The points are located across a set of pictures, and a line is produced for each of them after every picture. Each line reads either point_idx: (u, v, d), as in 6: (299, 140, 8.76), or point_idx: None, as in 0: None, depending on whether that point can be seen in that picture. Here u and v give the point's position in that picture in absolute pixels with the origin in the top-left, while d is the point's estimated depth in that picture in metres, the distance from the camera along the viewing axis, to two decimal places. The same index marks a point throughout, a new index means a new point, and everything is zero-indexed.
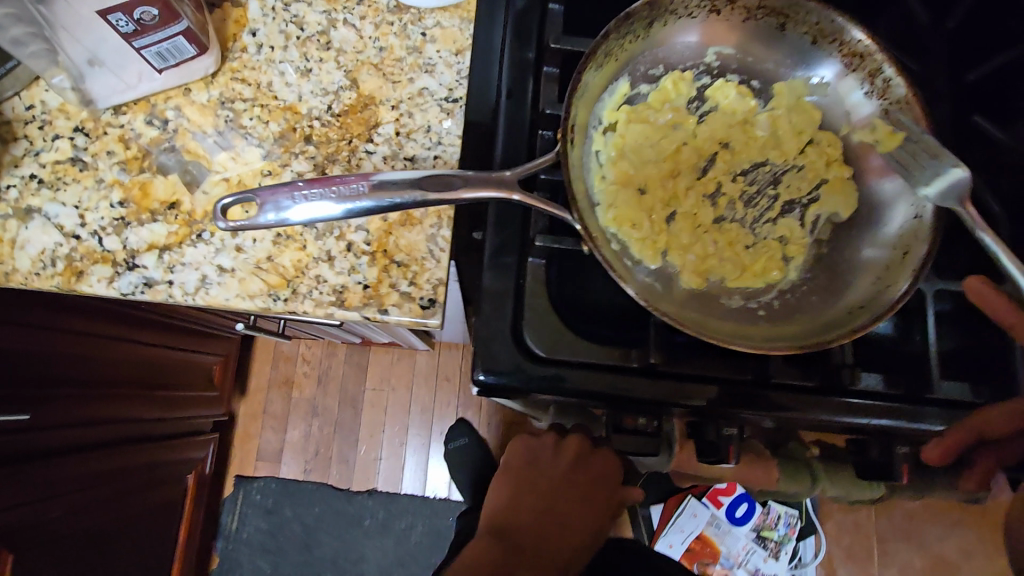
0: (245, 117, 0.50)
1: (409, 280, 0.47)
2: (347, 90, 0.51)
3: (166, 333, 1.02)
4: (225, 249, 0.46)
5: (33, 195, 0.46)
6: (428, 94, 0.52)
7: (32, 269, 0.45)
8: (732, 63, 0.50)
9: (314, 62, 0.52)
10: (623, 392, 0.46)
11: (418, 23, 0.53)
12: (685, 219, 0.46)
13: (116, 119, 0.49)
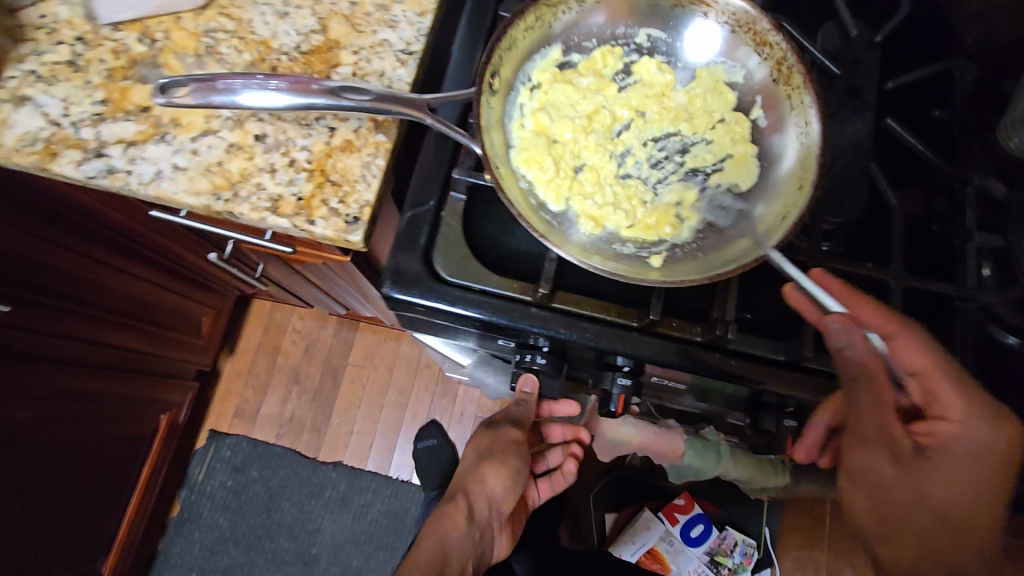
0: (223, 46, 0.56)
1: (339, 199, 0.52)
2: (317, 34, 0.57)
3: (166, 277, 1.09)
4: (182, 150, 0.52)
5: (30, 86, 0.53)
6: (388, 45, 0.57)
7: (15, 146, 0.52)
8: (660, 46, 0.54)
9: (292, 8, 0.58)
10: (516, 320, 0.50)
11: None
12: (592, 171, 0.50)
13: (112, 34, 0.56)
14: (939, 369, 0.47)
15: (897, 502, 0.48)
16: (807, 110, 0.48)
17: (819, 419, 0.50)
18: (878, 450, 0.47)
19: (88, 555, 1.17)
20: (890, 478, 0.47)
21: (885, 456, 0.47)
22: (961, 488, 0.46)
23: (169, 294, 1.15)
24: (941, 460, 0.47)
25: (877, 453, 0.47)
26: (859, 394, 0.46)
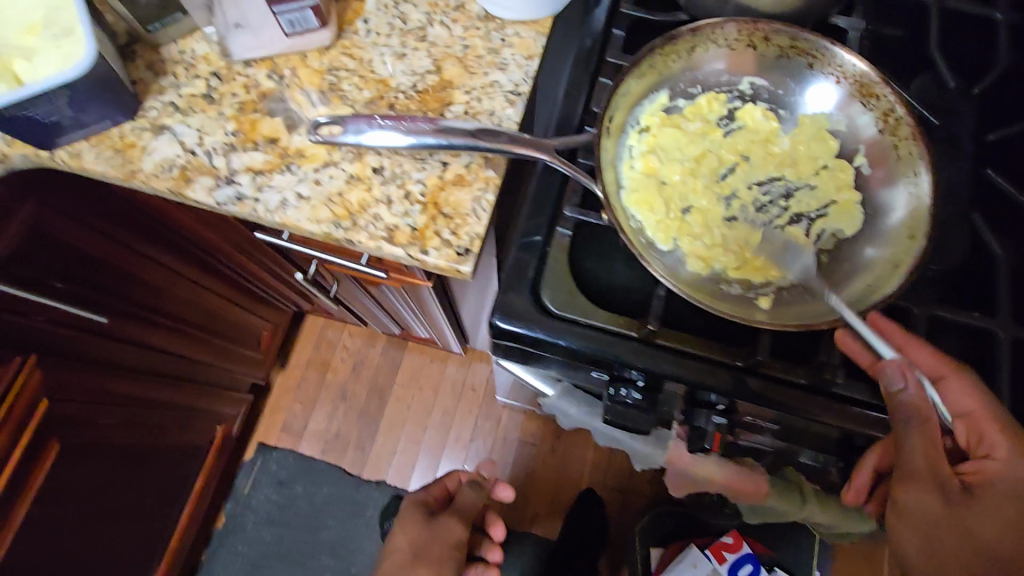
0: (345, 83, 0.60)
1: (451, 231, 0.55)
2: (432, 74, 0.61)
3: (235, 290, 1.13)
4: (306, 180, 0.56)
5: (168, 116, 0.57)
6: (498, 86, 0.60)
7: (153, 171, 0.55)
8: (762, 93, 0.56)
9: (409, 49, 0.61)
10: (624, 355, 0.51)
11: (499, 30, 0.63)
12: (699, 212, 0.51)
13: (245, 70, 0.60)
14: (988, 413, 0.47)
15: (948, 539, 0.46)
16: (916, 161, 0.50)
17: (869, 462, 0.52)
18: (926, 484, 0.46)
19: (146, 562, 1.19)
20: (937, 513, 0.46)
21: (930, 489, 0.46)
22: (1017, 533, 0.45)
23: (235, 308, 1.18)
24: (986, 498, 0.46)
25: (922, 488, 0.46)
26: (909, 432, 0.46)
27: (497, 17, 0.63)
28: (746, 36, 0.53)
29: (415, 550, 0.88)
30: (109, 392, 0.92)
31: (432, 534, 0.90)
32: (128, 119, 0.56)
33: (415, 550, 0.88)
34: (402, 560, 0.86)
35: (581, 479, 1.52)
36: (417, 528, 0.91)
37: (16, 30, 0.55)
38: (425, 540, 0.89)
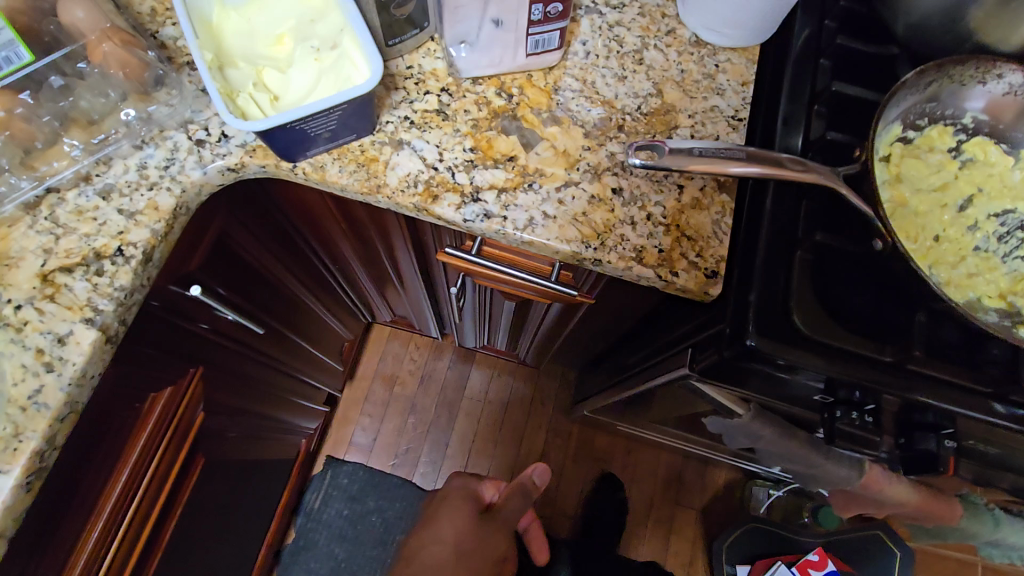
0: (573, 103, 0.60)
1: (697, 253, 0.55)
2: (654, 97, 0.62)
3: (330, 300, 1.12)
4: (549, 199, 0.56)
5: (405, 131, 0.57)
6: (718, 111, 0.62)
7: (399, 186, 0.55)
8: (985, 128, 0.58)
9: (630, 72, 0.63)
10: (879, 379, 0.52)
11: (713, 56, 0.64)
12: (949, 241, 0.53)
13: (473, 87, 0.60)
14: None
15: None
16: None
17: None
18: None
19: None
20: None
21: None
22: None
23: (328, 320, 1.17)
24: None
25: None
26: None
27: (709, 42, 0.65)
28: (983, 73, 0.55)
29: (458, 553, 0.86)
30: (244, 403, 0.90)
31: (475, 542, 0.88)
32: (370, 133, 0.56)
33: (457, 555, 0.86)
34: (444, 563, 0.85)
35: (653, 496, 1.52)
36: (461, 522, 0.89)
37: (265, 42, 0.54)
38: (469, 545, 0.87)
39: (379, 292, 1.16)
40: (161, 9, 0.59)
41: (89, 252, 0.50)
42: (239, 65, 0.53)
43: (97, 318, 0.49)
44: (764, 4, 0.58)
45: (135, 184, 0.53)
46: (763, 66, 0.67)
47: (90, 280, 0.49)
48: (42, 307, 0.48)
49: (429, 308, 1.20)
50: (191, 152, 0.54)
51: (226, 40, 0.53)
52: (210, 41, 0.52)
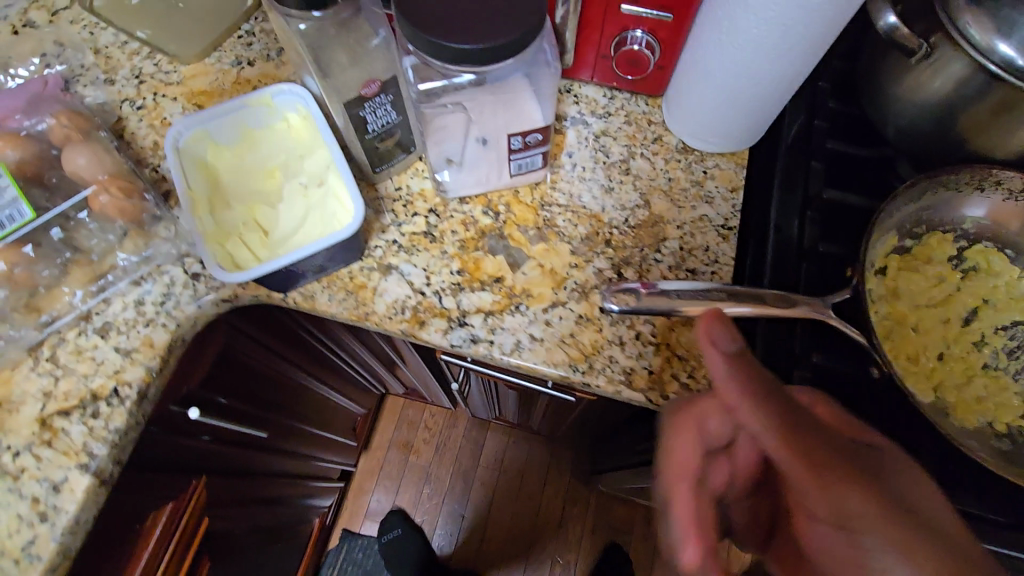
0: (560, 219, 0.61)
1: (687, 373, 0.54)
2: (641, 208, 0.62)
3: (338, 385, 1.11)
4: (536, 321, 0.56)
5: (393, 255, 0.58)
6: (708, 220, 0.61)
7: (386, 313, 0.56)
8: (987, 232, 0.56)
9: (616, 183, 0.63)
10: None
11: (701, 162, 0.65)
12: (954, 361, 0.51)
13: (460, 206, 0.61)
14: None
15: None
16: None
17: None
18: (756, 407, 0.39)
19: None
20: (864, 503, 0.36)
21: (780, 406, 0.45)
22: None
23: (335, 405, 1.16)
24: None
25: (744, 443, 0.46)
26: None
27: (696, 148, 0.65)
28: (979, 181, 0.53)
29: None
30: (251, 496, 0.90)
31: None
32: (357, 259, 0.57)
33: None
34: None
35: None
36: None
37: (255, 178, 0.56)
38: None
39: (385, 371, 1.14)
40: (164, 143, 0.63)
41: (86, 394, 0.52)
42: (230, 202, 0.55)
43: (92, 463, 0.50)
44: (743, 111, 0.58)
45: (132, 321, 0.54)
46: (761, 157, 0.66)
47: (87, 423, 0.51)
48: (40, 454, 0.50)
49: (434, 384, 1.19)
50: (187, 286, 0.56)
51: (218, 179, 0.56)
52: (203, 182, 0.55)
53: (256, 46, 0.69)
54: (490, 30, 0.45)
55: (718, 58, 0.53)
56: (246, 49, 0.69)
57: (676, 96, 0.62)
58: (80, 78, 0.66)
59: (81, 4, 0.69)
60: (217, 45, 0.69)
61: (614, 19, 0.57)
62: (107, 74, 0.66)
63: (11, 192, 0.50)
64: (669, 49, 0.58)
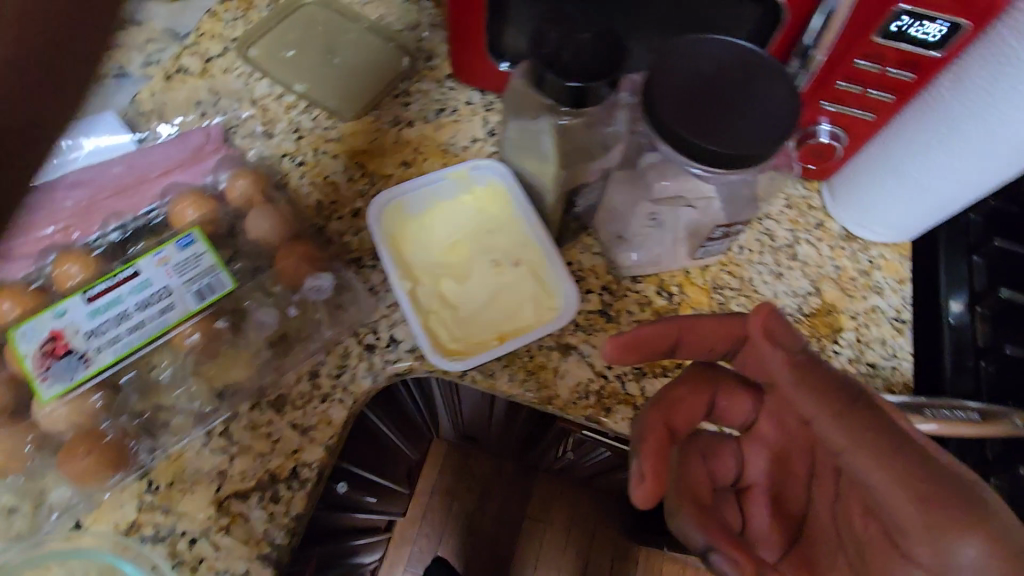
0: (733, 303, 0.60)
1: None
2: (813, 295, 0.61)
3: (414, 449, 1.08)
4: None
5: (571, 334, 0.56)
6: (881, 311, 0.61)
7: (570, 397, 0.54)
8: None
9: (785, 268, 0.62)
10: None
11: (866, 251, 0.64)
12: None
13: (634, 284, 0.60)
14: None
15: None
16: None
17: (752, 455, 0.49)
18: (814, 405, 0.39)
19: None
20: (914, 511, 0.35)
21: (771, 462, 0.49)
22: None
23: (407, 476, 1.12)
24: None
25: (758, 483, 0.49)
26: None
27: (861, 237, 0.64)
28: None
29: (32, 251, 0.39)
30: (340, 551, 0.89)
31: None
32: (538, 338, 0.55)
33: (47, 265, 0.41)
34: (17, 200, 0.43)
35: None
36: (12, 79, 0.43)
37: (441, 250, 0.54)
38: None
39: (461, 438, 1.13)
40: (328, 202, 0.61)
41: (265, 475, 0.49)
42: (420, 277, 0.53)
43: (273, 554, 0.46)
44: (927, 211, 0.57)
45: (308, 395, 0.51)
46: (922, 249, 0.65)
47: (267, 508, 0.48)
48: (218, 541, 0.46)
49: (506, 455, 1.17)
50: (362, 358, 0.54)
51: (405, 249, 0.54)
52: (392, 252, 0.53)
53: (414, 106, 0.68)
54: (751, 134, 0.42)
55: (931, 164, 0.52)
56: (404, 109, 0.68)
57: (846, 189, 0.62)
58: (239, 130, 0.64)
59: (237, 53, 0.68)
60: (375, 103, 0.67)
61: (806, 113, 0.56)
62: (265, 126, 0.65)
63: (208, 258, 0.50)
64: (857, 142, 0.58)
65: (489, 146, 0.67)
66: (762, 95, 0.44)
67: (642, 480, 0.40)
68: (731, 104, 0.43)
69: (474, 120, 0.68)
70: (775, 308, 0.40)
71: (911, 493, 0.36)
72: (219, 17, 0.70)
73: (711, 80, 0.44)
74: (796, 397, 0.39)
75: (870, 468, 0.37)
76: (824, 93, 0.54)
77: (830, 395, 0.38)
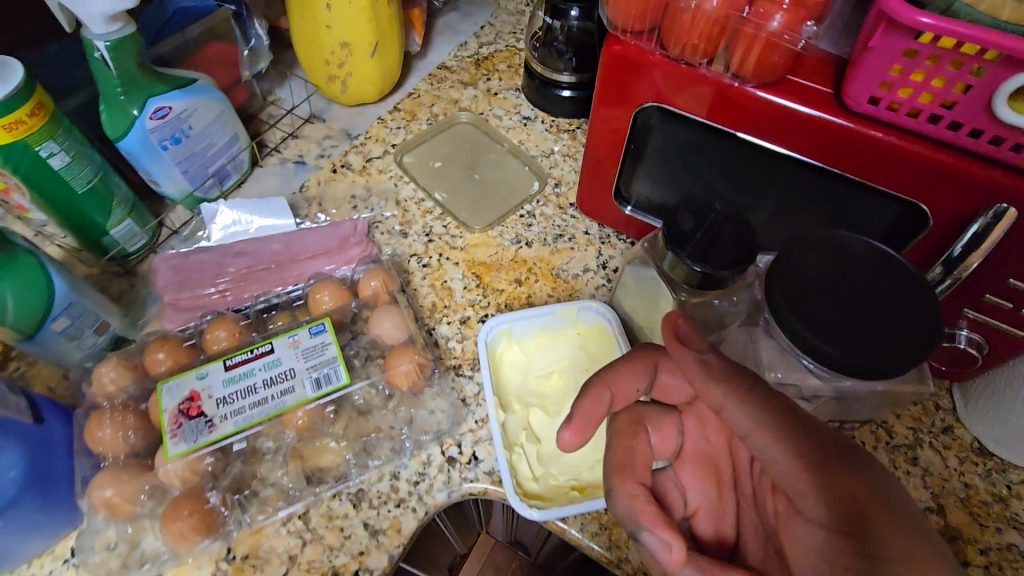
0: None
1: None
2: (933, 512, 0.56)
3: (462, 543, 1.02)
4: None
5: None
6: (1019, 551, 0.54)
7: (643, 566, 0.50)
8: None
9: (903, 472, 0.58)
10: None
11: (1003, 473, 0.58)
12: None
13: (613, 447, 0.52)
14: None
15: None
16: None
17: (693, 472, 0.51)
18: (722, 395, 0.42)
19: None
20: (790, 468, 0.39)
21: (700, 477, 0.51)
22: None
23: (450, 571, 1.05)
24: None
25: (699, 505, 0.50)
26: None
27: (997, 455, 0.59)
28: None
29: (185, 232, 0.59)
30: None
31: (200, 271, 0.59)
32: None
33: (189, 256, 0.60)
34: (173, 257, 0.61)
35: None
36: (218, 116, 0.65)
37: (537, 378, 0.55)
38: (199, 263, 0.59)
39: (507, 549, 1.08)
40: (441, 305, 0.65)
41: (328, 569, 0.49)
42: (514, 403, 0.54)
43: None
44: None
45: (385, 497, 0.52)
46: None
47: None
48: None
49: None
50: (441, 470, 0.54)
51: (504, 371, 0.55)
52: (492, 373, 0.54)
53: (535, 228, 0.72)
54: (838, 341, 0.41)
55: None
56: (526, 229, 0.72)
57: (982, 402, 0.58)
58: (379, 226, 0.71)
59: (393, 158, 0.77)
60: (502, 220, 0.72)
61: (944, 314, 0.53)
62: (402, 226, 0.71)
63: (333, 350, 0.52)
64: (999, 353, 0.53)
65: (599, 279, 0.69)
66: (893, 306, 0.42)
67: (671, 544, 0.40)
68: (848, 307, 0.42)
69: (589, 251, 0.70)
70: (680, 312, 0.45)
71: (787, 454, 0.39)
72: (384, 124, 0.81)
73: (834, 276, 0.44)
74: (706, 390, 0.43)
75: (769, 441, 0.40)
76: (969, 302, 0.51)
77: (730, 379, 0.42)
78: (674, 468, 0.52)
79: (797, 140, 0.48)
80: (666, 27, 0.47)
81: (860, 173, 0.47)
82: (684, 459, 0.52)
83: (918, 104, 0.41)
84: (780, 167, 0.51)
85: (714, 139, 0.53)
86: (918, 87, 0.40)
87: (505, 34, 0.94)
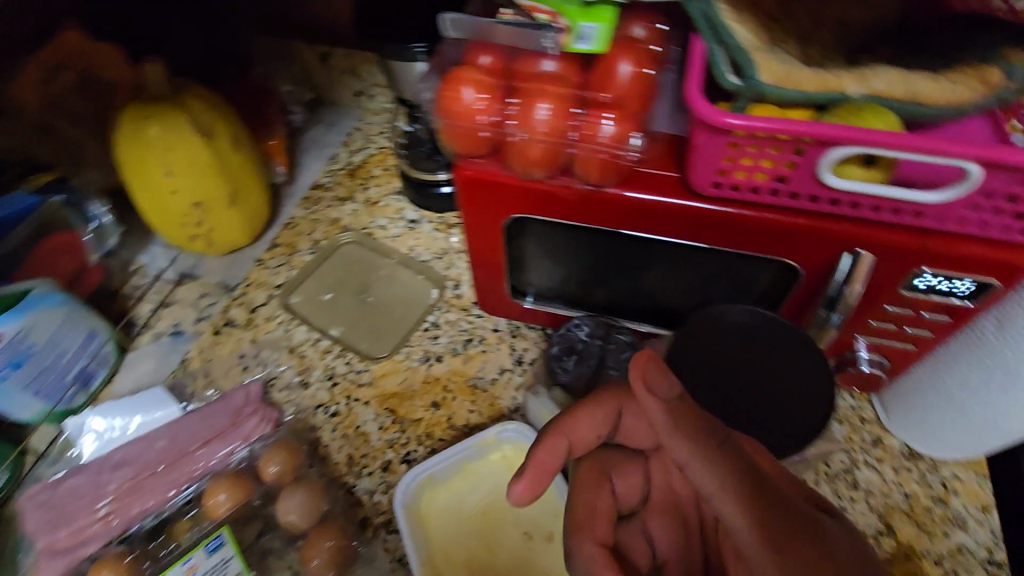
0: None
1: None
2: (884, 534, 0.57)
3: None
4: None
5: None
6: (968, 552, 0.55)
7: None
8: None
9: (847, 500, 0.58)
10: None
11: (936, 472, 0.59)
12: None
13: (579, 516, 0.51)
14: None
15: None
16: None
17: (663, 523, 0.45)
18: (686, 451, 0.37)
19: None
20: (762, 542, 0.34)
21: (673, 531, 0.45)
22: None
23: None
24: None
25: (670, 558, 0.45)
26: None
27: (927, 455, 0.60)
28: None
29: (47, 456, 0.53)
30: None
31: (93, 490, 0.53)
32: None
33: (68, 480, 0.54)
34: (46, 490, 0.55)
35: None
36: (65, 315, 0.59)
37: (469, 522, 0.52)
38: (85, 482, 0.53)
39: None
40: (358, 455, 0.61)
41: None
42: (454, 562, 0.50)
43: None
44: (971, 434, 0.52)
45: None
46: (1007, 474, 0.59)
47: None
48: None
49: None
50: None
51: (434, 524, 0.51)
52: (421, 532, 0.50)
53: (442, 339, 0.70)
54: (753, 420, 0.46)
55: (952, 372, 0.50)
56: (433, 342, 0.70)
57: (898, 407, 0.59)
58: (276, 384, 0.66)
59: (279, 301, 0.73)
60: (406, 340, 0.69)
61: (839, 339, 0.54)
62: (301, 375, 0.67)
63: (235, 564, 0.52)
64: (898, 366, 0.55)
65: (517, 377, 0.67)
66: (787, 369, 0.46)
67: None
68: (732, 388, 0.46)
69: (502, 349, 0.68)
70: (655, 353, 0.38)
71: (760, 516, 0.34)
72: (264, 266, 0.76)
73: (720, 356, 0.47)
74: (670, 444, 0.37)
75: (733, 508, 0.35)
76: (859, 329, 0.52)
77: (700, 442, 0.37)
78: (642, 517, 0.46)
79: (662, 226, 0.48)
80: (506, 151, 0.47)
81: (727, 245, 0.48)
82: (651, 507, 0.46)
83: (755, 182, 0.43)
84: (659, 247, 0.52)
85: (585, 234, 0.53)
86: (751, 170, 0.42)
87: (376, 135, 0.89)
